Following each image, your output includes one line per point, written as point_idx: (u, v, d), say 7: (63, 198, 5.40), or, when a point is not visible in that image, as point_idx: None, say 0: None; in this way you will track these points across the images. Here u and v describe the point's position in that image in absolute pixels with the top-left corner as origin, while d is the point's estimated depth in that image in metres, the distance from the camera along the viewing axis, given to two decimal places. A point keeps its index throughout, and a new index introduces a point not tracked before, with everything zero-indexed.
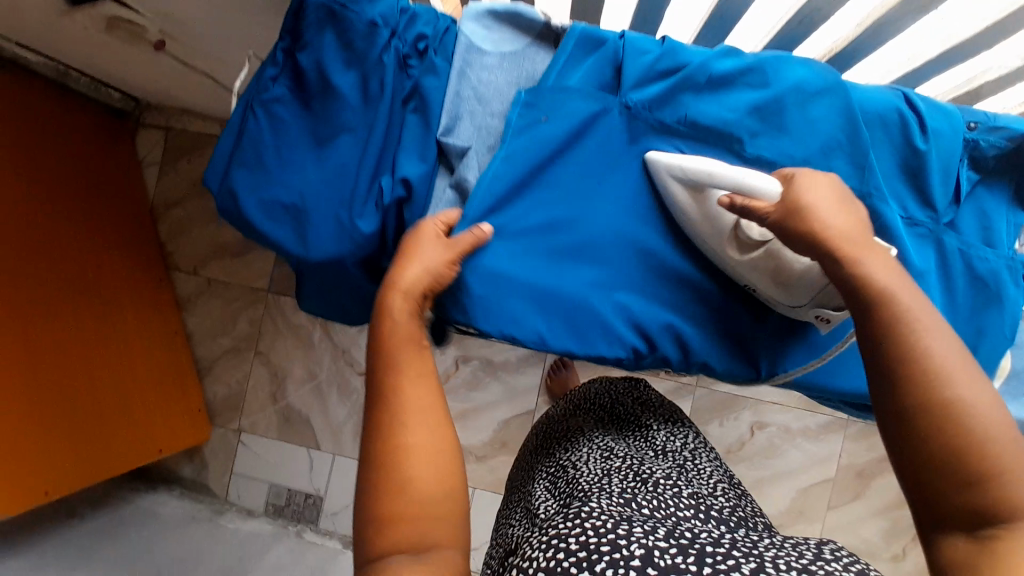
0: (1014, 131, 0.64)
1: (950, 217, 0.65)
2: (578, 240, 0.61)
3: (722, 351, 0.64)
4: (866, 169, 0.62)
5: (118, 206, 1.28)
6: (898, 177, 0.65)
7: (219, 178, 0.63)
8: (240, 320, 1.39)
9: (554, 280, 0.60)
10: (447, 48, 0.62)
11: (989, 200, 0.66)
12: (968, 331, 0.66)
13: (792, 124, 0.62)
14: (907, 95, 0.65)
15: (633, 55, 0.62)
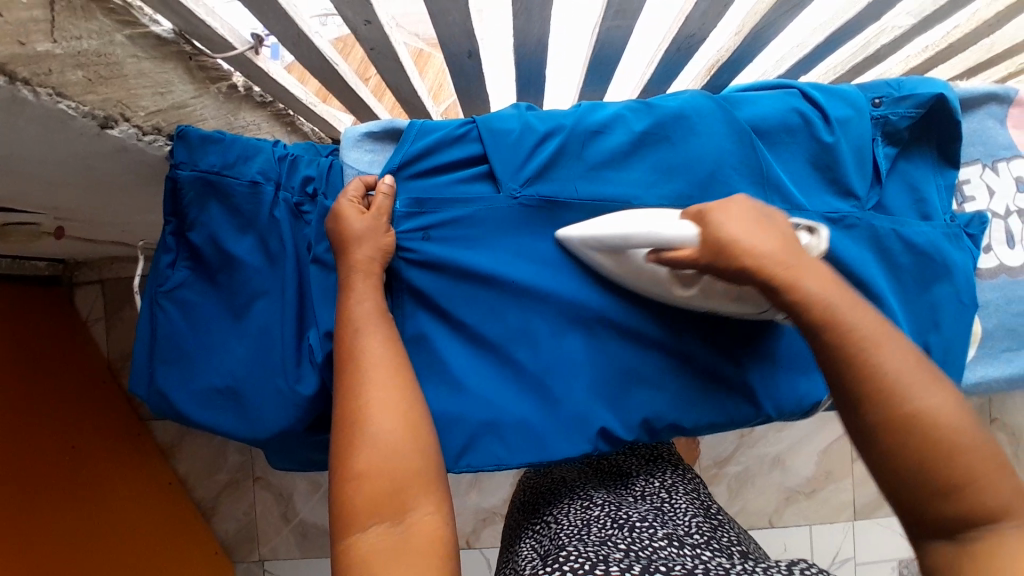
0: (920, 96, 0.61)
1: (875, 200, 0.63)
2: (503, 345, 0.59)
3: (699, 406, 0.60)
4: (772, 184, 0.61)
5: (71, 374, 1.24)
6: (816, 178, 0.63)
7: (146, 381, 0.60)
8: (231, 451, 1.35)
9: (492, 397, 0.57)
10: (335, 185, 0.60)
11: (911, 170, 0.65)
12: (924, 309, 0.63)
13: (680, 156, 0.61)
14: (801, 92, 0.64)
15: (495, 139, 0.61)
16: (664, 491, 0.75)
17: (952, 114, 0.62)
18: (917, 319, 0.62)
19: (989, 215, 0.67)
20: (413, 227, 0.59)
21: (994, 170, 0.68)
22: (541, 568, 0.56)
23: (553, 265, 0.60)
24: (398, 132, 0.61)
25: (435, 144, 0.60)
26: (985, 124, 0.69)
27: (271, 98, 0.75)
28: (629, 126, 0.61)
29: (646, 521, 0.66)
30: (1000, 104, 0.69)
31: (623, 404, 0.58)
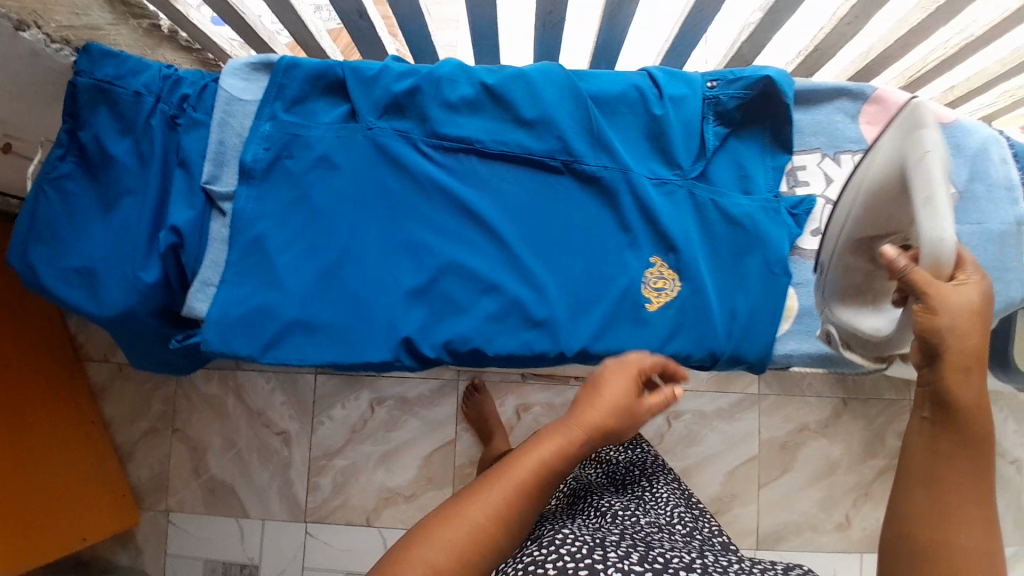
0: (751, 78, 0.67)
1: (697, 171, 0.69)
2: (333, 259, 0.64)
3: (507, 334, 0.65)
4: (600, 145, 0.67)
5: (31, 308, 1.29)
6: (646, 147, 0.69)
7: (16, 256, 0.66)
8: (155, 400, 1.40)
9: (315, 301, 0.63)
10: (206, 102, 0.68)
11: (742, 148, 0.70)
12: (734, 276, 0.67)
13: (521, 109, 0.67)
14: (646, 73, 0.71)
15: (354, 77, 0.67)
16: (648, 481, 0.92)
17: (782, 98, 0.67)
18: (723, 283, 0.67)
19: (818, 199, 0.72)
20: (268, 146, 0.66)
21: (835, 160, 0.73)
22: (535, 551, 0.65)
23: (391, 193, 0.66)
24: (269, 61, 0.68)
25: (300, 76, 0.67)
26: (832, 117, 0.73)
27: (197, 46, 0.83)
28: (483, 79, 0.68)
29: (628, 508, 0.81)
30: (852, 100, 0.73)
31: (434, 322, 0.65)
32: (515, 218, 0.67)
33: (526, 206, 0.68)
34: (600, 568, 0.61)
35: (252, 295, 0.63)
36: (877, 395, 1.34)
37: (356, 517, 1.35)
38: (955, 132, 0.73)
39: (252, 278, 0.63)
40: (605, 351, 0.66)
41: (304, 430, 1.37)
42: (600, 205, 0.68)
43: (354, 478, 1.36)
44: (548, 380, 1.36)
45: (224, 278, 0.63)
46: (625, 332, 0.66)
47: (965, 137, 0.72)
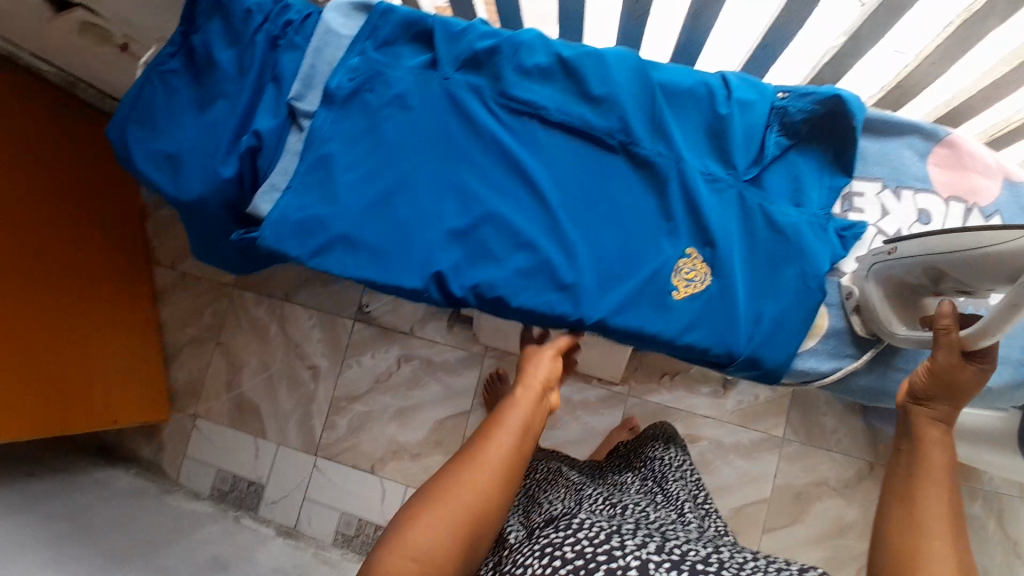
0: (822, 95, 0.68)
1: (751, 175, 0.70)
2: (387, 189, 0.69)
3: (532, 291, 0.68)
4: (659, 133, 0.69)
5: (116, 203, 1.42)
6: (705, 144, 0.70)
7: (116, 134, 0.73)
8: (206, 312, 1.50)
9: (364, 222, 0.68)
10: (307, 29, 0.71)
11: (803, 163, 0.70)
12: (766, 283, 0.68)
13: (590, 85, 0.69)
14: (720, 73, 0.71)
15: (441, 29, 0.71)
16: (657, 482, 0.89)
17: (851, 121, 0.68)
18: (753, 287, 0.68)
19: (870, 229, 0.70)
20: (352, 76, 0.71)
21: (894, 194, 0.71)
22: (550, 532, 0.61)
23: (453, 140, 0.70)
24: (369, 4, 0.73)
25: (393, 20, 0.71)
26: (900, 152, 0.71)
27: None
28: (560, 50, 0.70)
29: (637, 503, 0.78)
30: (925, 138, 0.71)
31: (467, 265, 0.68)
32: (563, 185, 0.70)
33: (577, 178, 0.70)
34: (619, 555, 0.57)
35: (309, 206, 0.68)
36: None
37: (361, 462, 1.40)
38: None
39: (313, 192, 0.68)
40: (621, 329, 0.68)
41: (332, 369, 1.43)
42: (648, 191, 0.70)
43: (367, 425, 1.41)
44: (571, 375, 1.37)
45: (289, 186, 0.69)
46: (646, 315, 0.68)
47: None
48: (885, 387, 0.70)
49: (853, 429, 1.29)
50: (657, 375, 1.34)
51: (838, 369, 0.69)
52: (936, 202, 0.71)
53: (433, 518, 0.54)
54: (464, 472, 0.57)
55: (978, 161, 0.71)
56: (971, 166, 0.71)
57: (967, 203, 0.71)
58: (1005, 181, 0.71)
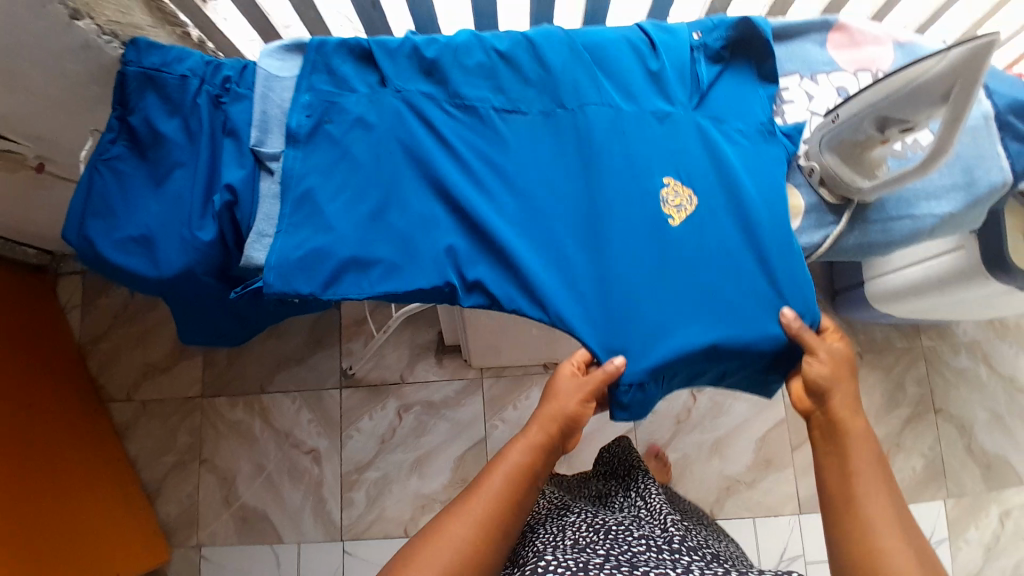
0: (729, 25, 0.76)
1: (696, 106, 0.76)
2: (378, 205, 0.70)
3: (545, 267, 0.71)
4: (603, 93, 0.74)
5: (48, 349, 1.31)
6: (650, 89, 0.76)
7: (74, 231, 0.71)
8: (180, 432, 1.39)
9: (366, 241, 0.68)
10: (248, 79, 0.74)
11: (736, 80, 0.78)
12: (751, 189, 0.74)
13: (532, 68, 0.74)
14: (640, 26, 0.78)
15: (379, 46, 0.73)
16: (640, 493, 0.93)
17: (762, 37, 0.76)
18: (744, 198, 0.73)
19: (807, 113, 0.79)
20: (309, 113, 0.71)
21: (813, 79, 0.80)
22: None
23: (422, 143, 0.71)
24: (300, 47, 0.74)
25: (329, 51, 0.73)
26: (804, 46, 0.82)
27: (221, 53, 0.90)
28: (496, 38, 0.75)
29: (620, 525, 0.82)
30: (819, 30, 0.82)
31: (474, 259, 0.70)
32: (537, 162, 0.73)
33: (546, 152, 0.73)
34: None
35: (307, 243, 0.68)
36: (889, 346, 1.38)
37: (393, 530, 1.33)
38: (913, 50, 0.82)
39: (305, 228, 0.68)
40: (632, 273, 0.71)
41: (334, 445, 1.36)
42: (616, 143, 0.73)
43: (387, 488, 1.34)
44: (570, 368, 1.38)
45: (279, 229, 0.68)
46: (653, 253, 0.72)
47: (925, 52, 0.81)
48: (869, 240, 0.77)
49: (834, 328, 1.38)
50: None
51: (828, 237, 0.76)
52: (847, 77, 0.81)
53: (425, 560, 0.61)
54: (462, 512, 0.65)
55: (868, 35, 0.82)
56: (863, 41, 0.82)
57: (871, 71, 0.81)
58: (894, 45, 0.82)
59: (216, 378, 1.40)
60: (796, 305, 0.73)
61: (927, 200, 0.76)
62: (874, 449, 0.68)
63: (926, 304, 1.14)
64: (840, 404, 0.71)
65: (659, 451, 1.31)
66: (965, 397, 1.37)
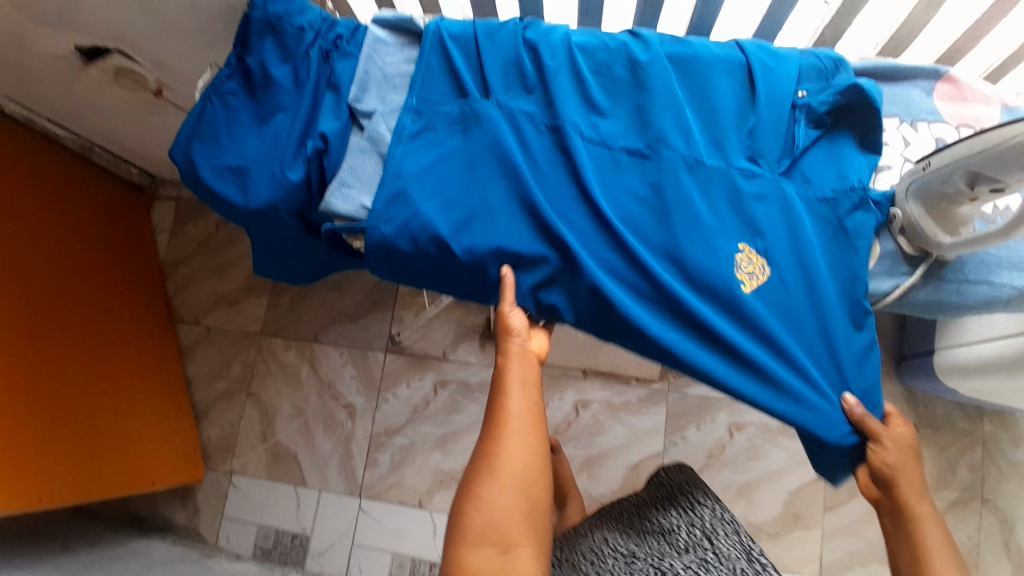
0: (841, 85, 0.73)
1: (785, 167, 0.74)
2: (467, 216, 0.72)
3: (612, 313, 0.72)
4: (693, 139, 0.73)
5: (134, 264, 1.44)
6: (743, 141, 0.74)
7: (182, 151, 0.80)
8: (234, 364, 1.49)
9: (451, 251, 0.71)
10: (357, 40, 0.80)
11: (833, 148, 0.75)
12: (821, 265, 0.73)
13: (631, 106, 0.75)
14: (746, 54, 0.76)
15: (488, 53, 0.75)
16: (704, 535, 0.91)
17: (871, 105, 0.73)
18: (813, 274, 0.72)
19: (898, 160, 0.76)
20: (416, 118, 0.75)
21: (912, 126, 0.78)
22: None
23: (511, 150, 0.72)
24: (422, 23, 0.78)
25: (443, 45, 0.76)
26: (907, 91, 0.79)
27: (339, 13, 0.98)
28: (602, 64, 0.76)
29: None
30: (926, 79, 0.80)
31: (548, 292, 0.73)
32: (619, 202, 0.73)
33: (628, 193, 0.73)
34: None
35: (400, 225, 0.71)
36: (952, 424, 1.29)
37: (408, 498, 1.36)
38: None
39: (396, 227, 0.72)
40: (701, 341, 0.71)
41: (369, 405, 1.42)
42: (702, 197, 0.72)
43: (411, 457, 1.38)
44: (610, 378, 1.38)
45: (371, 222, 0.72)
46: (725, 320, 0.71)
47: None
48: (942, 299, 0.74)
49: (893, 394, 1.31)
50: None
51: (896, 287, 0.73)
52: (947, 129, 0.78)
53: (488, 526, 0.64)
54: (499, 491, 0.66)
55: (977, 92, 0.79)
56: (971, 97, 0.79)
57: (975, 129, 0.78)
58: (1003, 109, 0.78)
59: (274, 320, 1.49)
60: (860, 389, 0.73)
61: (1008, 271, 0.72)
62: (940, 528, 0.71)
63: (993, 387, 1.07)
64: (908, 487, 0.72)
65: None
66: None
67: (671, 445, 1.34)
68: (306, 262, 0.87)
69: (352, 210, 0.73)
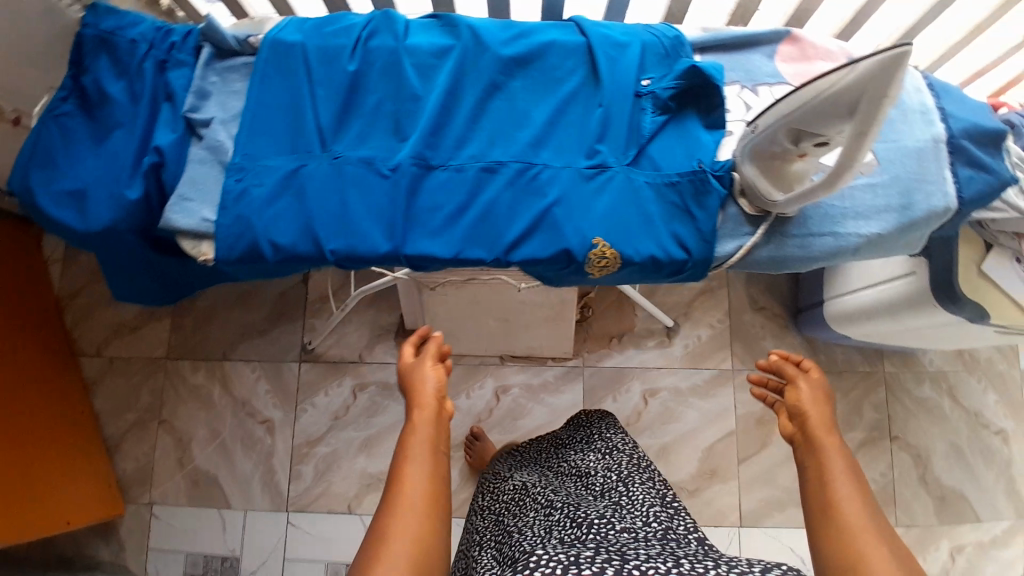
0: (679, 70, 0.75)
1: (632, 155, 0.75)
2: (314, 222, 0.70)
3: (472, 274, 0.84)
4: (534, 130, 0.75)
5: (29, 298, 1.36)
6: (588, 126, 0.75)
7: (15, 178, 0.75)
8: (143, 392, 1.43)
9: (296, 260, 0.71)
10: (189, 46, 0.77)
11: (679, 131, 0.76)
12: (673, 242, 0.73)
13: (473, 98, 0.75)
14: (586, 41, 0.78)
15: (325, 62, 0.75)
16: (620, 484, 0.93)
17: (713, 86, 0.75)
18: (664, 251, 0.73)
19: (742, 122, 0.78)
20: (254, 129, 0.73)
21: (753, 91, 0.80)
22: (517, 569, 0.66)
23: (356, 158, 0.73)
24: (259, 37, 0.77)
25: (281, 53, 0.76)
26: (751, 57, 0.82)
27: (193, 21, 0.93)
28: (443, 60, 0.76)
29: (603, 518, 0.82)
30: (769, 44, 0.82)
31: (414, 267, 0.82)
32: (468, 195, 0.73)
33: (475, 185, 0.73)
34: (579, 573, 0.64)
35: (240, 244, 0.70)
36: (850, 368, 1.36)
37: (337, 505, 1.35)
38: None
39: (239, 239, 0.70)
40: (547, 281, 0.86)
41: (287, 418, 1.39)
42: (554, 185, 0.73)
43: (336, 464, 1.37)
44: (526, 361, 1.40)
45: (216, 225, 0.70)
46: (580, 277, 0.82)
47: None
48: (785, 255, 0.78)
49: (793, 345, 1.38)
50: (606, 340, 1.39)
51: (741, 248, 0.75)
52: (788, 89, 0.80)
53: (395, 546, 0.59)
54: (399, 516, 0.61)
55: (820, 50, 0.82)
56: (814, 55, 0.82)
57: None
58: (847, 62, 0.82)
59: (181, 343, 1.44)
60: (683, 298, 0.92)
61: (854, 221, 0.77)
62: (849, 460, 0.67)
63: (880, 328, 1.13)
64: (814, 422, 0.72)
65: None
66: (924, 427, 1.34)
67: None
68: (164, 282, 0.84)
69: (194, 224, 0.71)
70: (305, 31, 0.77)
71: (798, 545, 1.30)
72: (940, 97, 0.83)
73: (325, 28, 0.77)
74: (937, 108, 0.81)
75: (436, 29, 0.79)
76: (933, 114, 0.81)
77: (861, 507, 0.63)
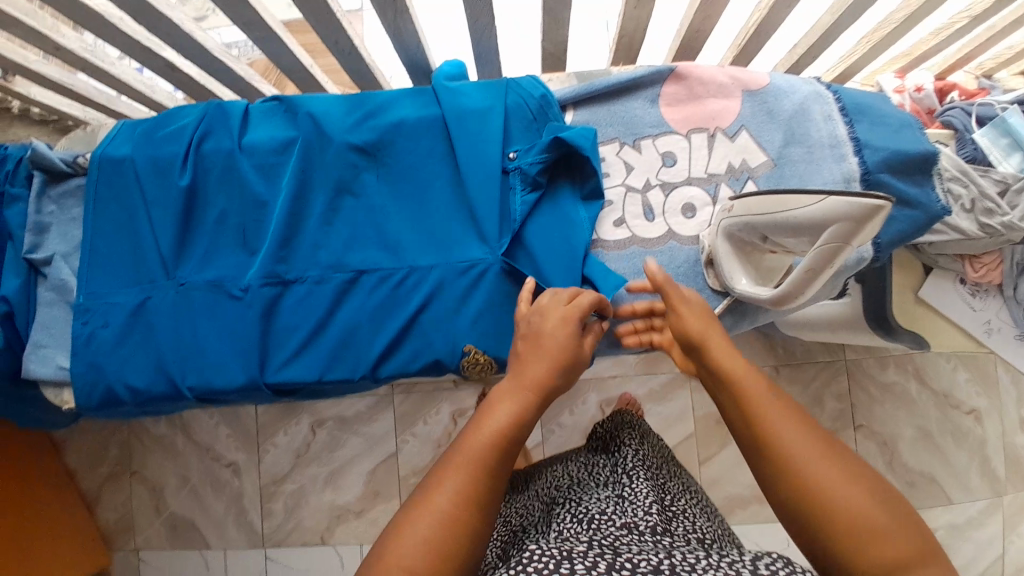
0: (544, 141, 0.67)
1: (503, 247, 0.68)
2: (170, 361, 0.67)
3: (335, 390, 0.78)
4: (391, 229, 0.69)
5: None
6: (451, 215, 0.69)
7: None
8: (110, 446, 1.43)
9: (157, 397, 0.69)
10: (21, 174, 0.71)
11: (554, 208, 0.70)
12: None
13: (322, 198, 0.69)
14: (442, 113, 0.70)
15: (156, 176, 0.69)
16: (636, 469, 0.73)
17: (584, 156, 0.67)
18: None
19: (621, 189, 0.72)
20: (96, 263, 0.69)
21: (635, 147, 0.72)
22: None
23: (205, 283, 0.68)
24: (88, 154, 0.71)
25: (112, 168, 0.69)
26: (630, 107, 0.73)
27: (54, 118, 0.86)
28: (285, 156, 0.69)
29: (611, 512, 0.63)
30: (652, 84, 0.72)
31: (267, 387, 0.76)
32: (328, 311, 0.68)
33: (333, 298, 0.68)
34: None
35: (101, 390, 0.68)
36: (811, 358, 1.27)
37: (311, 538, 1.39)
38: (769, 97, 0.71)
39: (98, 386, 0.68)
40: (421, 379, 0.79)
41: (252, 460, 1.41)
42: (420, 289, 0.68)
43: (304, 500, 1.40)
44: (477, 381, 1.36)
45: (72, 375, 0.68)
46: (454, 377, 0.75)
47: (779, 101, 0.71)
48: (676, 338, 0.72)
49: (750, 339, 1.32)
50: None
51: None
52: (677, 140, 0.72)
53: (412, 527, 0.45)
54: (431, 483, 0.47)
55: (710, 85, 0.72)
56: (705, 93, 0.72)
57: (709, 129, 0.72)
58: (744, 95, 0.72)
59: None
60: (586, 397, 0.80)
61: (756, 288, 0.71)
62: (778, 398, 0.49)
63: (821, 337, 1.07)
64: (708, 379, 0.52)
65: (632, 398, 1.29)
66: (891, 413, 1.28)
67: (548, 434, 1.33)
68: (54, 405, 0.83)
69: (51, 373, 0.69)
70: (135, 139, 0.70)
71: (762, 540, 1.30)
72: (855, 122, 0.69)
73: (157, 131, 0.70)
74: (850, 139, 0.68)
75: (279, 117, 0.71)
76: (844, 148, 0.68)
77: (826, 455, 0.45)
